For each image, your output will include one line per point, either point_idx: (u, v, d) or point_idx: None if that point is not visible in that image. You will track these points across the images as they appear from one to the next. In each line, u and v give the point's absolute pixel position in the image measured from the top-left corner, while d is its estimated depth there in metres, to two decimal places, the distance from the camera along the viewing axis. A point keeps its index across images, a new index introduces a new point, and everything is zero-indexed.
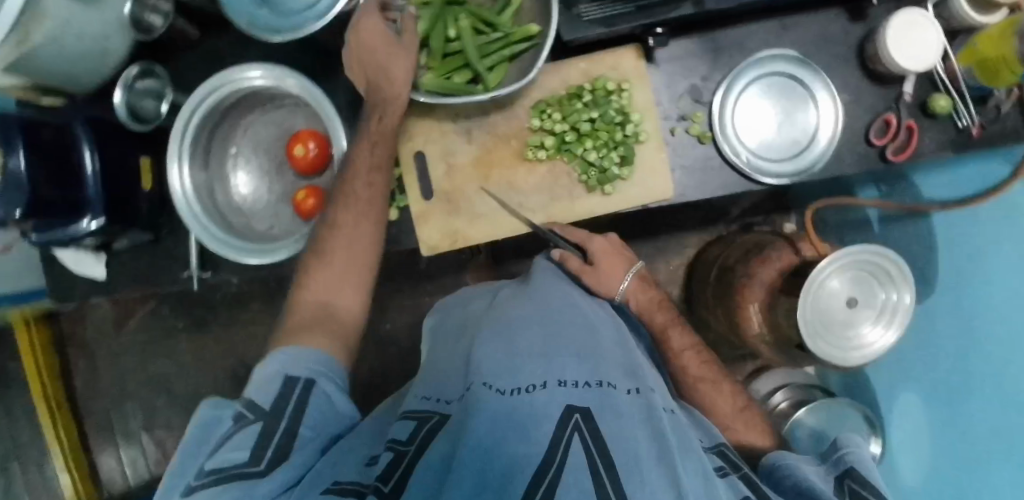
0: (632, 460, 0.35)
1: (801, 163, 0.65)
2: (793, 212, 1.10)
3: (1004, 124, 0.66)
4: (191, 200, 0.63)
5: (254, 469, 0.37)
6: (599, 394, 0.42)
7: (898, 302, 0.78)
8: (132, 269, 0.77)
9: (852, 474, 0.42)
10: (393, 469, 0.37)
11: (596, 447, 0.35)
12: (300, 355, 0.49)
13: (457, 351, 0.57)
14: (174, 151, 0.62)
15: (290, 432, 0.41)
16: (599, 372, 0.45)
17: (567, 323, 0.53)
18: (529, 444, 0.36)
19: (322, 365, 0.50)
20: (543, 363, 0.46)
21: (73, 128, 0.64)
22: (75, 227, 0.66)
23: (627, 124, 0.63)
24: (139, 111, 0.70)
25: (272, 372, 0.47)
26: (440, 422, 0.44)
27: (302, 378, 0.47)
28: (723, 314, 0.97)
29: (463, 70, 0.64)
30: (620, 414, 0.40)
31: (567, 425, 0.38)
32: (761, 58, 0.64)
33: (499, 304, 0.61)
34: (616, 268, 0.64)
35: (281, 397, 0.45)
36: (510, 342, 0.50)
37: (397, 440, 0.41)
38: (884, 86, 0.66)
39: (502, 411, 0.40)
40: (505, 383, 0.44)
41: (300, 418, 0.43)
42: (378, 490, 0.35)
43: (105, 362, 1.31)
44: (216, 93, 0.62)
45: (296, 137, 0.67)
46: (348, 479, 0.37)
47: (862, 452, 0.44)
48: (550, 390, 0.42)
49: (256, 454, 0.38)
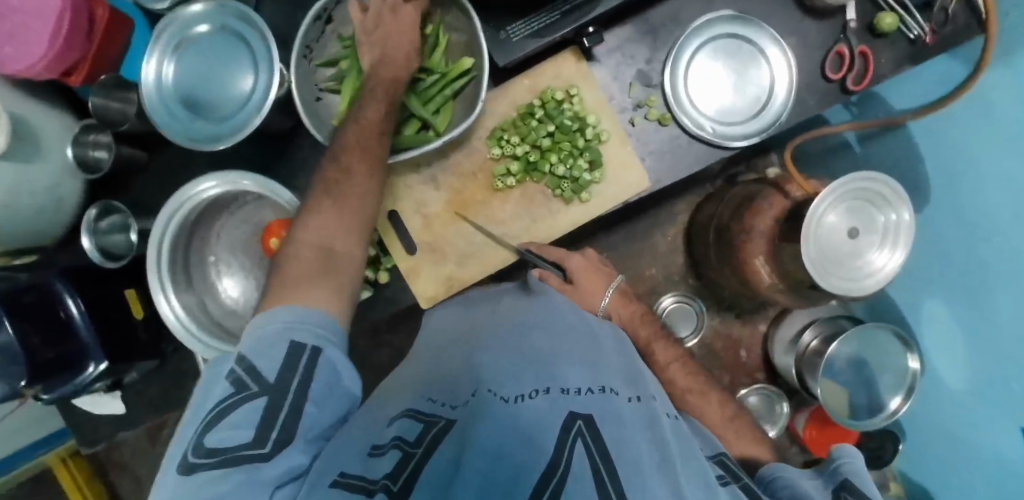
0: (636, 467, 0.33)
1: (766, 119, 0.64)
2: (774, 152, 1.09)
3: (956, 26, 0.65)
4: (189, 324, 0.63)
5: (258, 454, 0.35)
6: (602, 401, 0.41)
7: (899, 222, 0.77)
8: (149, 396, 0.77)
9: (848, 487, 0.39)
10: (402, 467, 0.34)
11: (600, 453, 0.34)
12: (308, 317, 0.45)
13: (451, 353, 0.54)
14: (155, 284, 0.62)
15: (296, 410, 0.38)
16: (600, 380, 0.44)
17: (571, 335, 0.52)
18: (532, 449, 0.34)
19: (328, 329, 0.46)
20: (544, 368, 0.45)
21: (51, 284, 0.63)
22: (82, 377, 0.65)
23: (586, 129, 0.62)
24: (111, 250, 0.69)
25: (274, 329, 0.43)
26: (447, 426, 0.40)
27: (307, 347, 0.43)
28: (732, 272, 0.97)
29: (411, 120, 0.63)
30: (621, 421, 0.38)
31: (570, 430, 0.36)
32: (698, 25, 0.64)
33: (496, 309, 0.60)
34: (598, 281, 0.65)
35: (287, 365, 0.41)
36: (510, 353, 0.48)
37: (405, 439, 0.38)
38: (828, 19, 0.65)
39: (509, 416, 0.38)
40: (507, 389, 0.42)
41: (307, 395, 0.39)
42: (387, 488, 0.32)
43: (150, 475, 1.32)
44: (180, 212, 0.62)
45: (268, 231, 0.65)
46: (354, 473, 0.34)
47: (859, 462, 0.41)
48: (552, 396, 0.40)
49: (260, 436, 0.36)
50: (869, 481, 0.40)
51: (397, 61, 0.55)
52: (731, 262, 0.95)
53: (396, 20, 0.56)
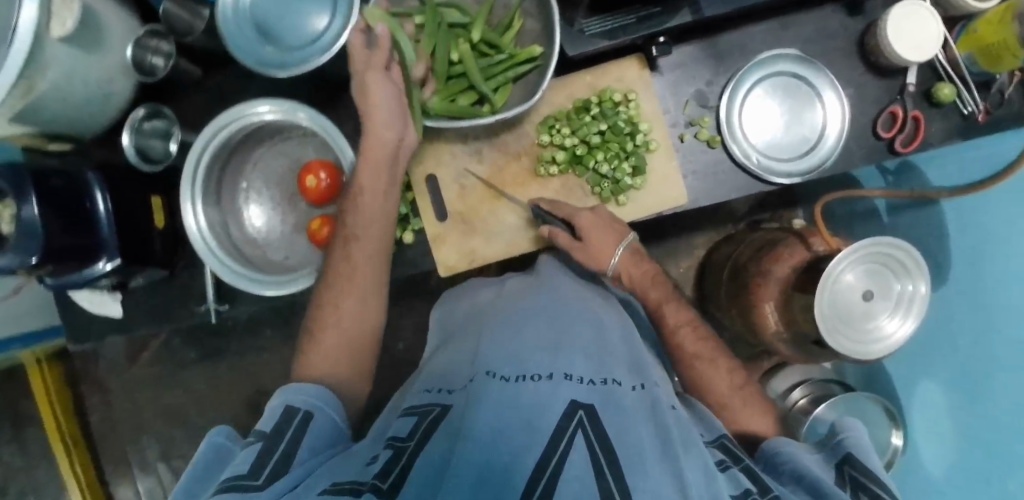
0: (636, 459, 0.36)
1: (813, 161, 0.65)
2: (801, 207, 1.10)
3: (1010, 107, 0.67)
4: (207, 237, 0.63)
5: (252, 482, 0.36)
6: (604, 391, 0.43)
7: (915, 292, 0.78)
8: (148, 306, 0.77)
9: (851, 462, 0.47)
10: (391, 466, 0.37)
11: (599, 446, 0.36)
12: (300, 390, 0.50)
13: (460, 349, 0.59)
14: (187, 192, 0.62)
15: (289, 452, 0.41)
16: (604, 371, 0.47)
17: (575, 324, 0.56)
18: (529, 439, 0.36)
19: (321, 399, 0.50)
20: (548, 355, 0.47)
21: (84, 174, 0.63)
22: (91, 270, 0.65)
23: (637, 135, 0.63)
24: (148, 152, 0.70)
25: (275, 404, 0.48)
26: (441, 413, 0.45)
27: (301, 410, 0.47)
28: (738, 313, 0.97)
29: (468, 91, 0.64)
30: (623, 412, 0.41)
31: (570, 420, 0.38)
32: (763, 59, 0.65)
33: (504, 302, 0.65)
34: (610, 238, 0.60)
35: (281, 422, 0.45)
36: (513, 340, 0.51)
37: (397, 437, 0.43)
38: (888, 78, 0.66)
39: (507, 400, 0.40)
40: (509, 372, 0.45)
41: (299, 440, 0.43)
42: (376, 488, 0.35)
43: (119, 396, 1.32)
44: (225, 129, 0.62)
45: (307, 168, 0.67)
46: (347, 479, 0.37)
47: (859, 438, 0.49)
48: (555, 381, 0.43)
49: (255, 468, 0.38)
50: (870, 454, 0.48)
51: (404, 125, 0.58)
52: (740, 302, 0.95)
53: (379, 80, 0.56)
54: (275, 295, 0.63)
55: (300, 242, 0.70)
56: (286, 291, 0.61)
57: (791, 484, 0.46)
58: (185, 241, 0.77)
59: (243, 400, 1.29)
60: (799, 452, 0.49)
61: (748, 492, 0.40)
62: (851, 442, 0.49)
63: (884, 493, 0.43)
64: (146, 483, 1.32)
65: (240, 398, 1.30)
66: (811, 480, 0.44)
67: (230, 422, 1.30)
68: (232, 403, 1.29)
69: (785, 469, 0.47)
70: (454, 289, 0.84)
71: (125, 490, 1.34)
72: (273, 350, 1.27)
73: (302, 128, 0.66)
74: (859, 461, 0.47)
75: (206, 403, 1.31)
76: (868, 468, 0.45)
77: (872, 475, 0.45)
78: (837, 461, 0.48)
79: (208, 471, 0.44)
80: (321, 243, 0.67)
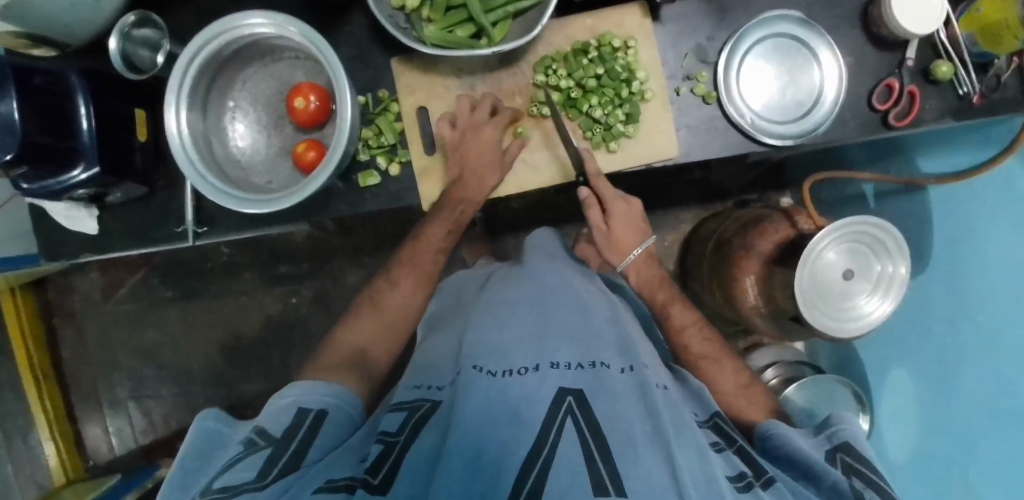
0: (626, 442, 0.41)
1: (807, 124, 0.64)
2: (789, 189, 1.16)
3: (1004, 93, 0.64)
4: (189, 147, 0.61)
5: (258, 483, 0.42)
6: (592, 376, 0.48)
7: (893, 273, 0.74)
8: (125, 224, 0.75)
9: (845, 447, 0.51)
10: (381, 463, 0.43)
11: (589, 428, 0.41)
12: (310, 390, 0.57)
13: (448, 343, 0.64)
14: (172, 100, 0.60)
15: (297, 452, 0.48)
16: (591, 355, 0.52)
17: (561, 305, 0.61)
18: (517, 433, 0.41)
19: (330, 396, 0.58)
20: (536, 345, 0.52)
21: (66, 77, 0.60)
22: (67, 177, 0.62)
23: (633, 81, 0.64)
24: (135, 62, 0.68)
25: (287, 402, 0.55)
26: (431, 409, 0.51)
27: (313, 411, 0.55)
28: (718, 287, 0.97)
29: (467, 24, 0.63)
30: (611, 392, 0.47)
31: (561, 407, 0.43)
32: (764, 19, 0.64)
33: (489, 289, 0.71)
34: (635, 234, 0.74)
35: (291, 426, 0.52)
36: (499, 330, 0.55)
37: (387, 432, 0.47)
38: (887, 51, 0.65)
39: (492, 393, 0.45)
40: (495, 365, 0.49)
41: (308, 444, 0.50)
42: (368, 483, 0.40)
43: (94, 331, 1.30)
44: (220, 38, 0.60)
45: (296, 90, 0.66)
46: (340, 478, 0.42)
47: (854, 427, 0.53)
48: (541, 371, 0.48)
49: (261, 473, 0.44)
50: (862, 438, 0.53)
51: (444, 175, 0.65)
52: (722, 277, 0.95)
53: None
54: (256, 214, 0.60)
55: (285, 166, 0.70)
56: (267, 207, 0.58)
57: (787, 469, 0.51)
58: (168, 159, 0.74)
59: (219, 344, 1.28)
60: (791, 434, 0.54)
61: (743, 475, 0.45)
62: (842, 431, 0.53)
63: (877, 479, 0.47)
64: (116, 422, 1.31)
65: (216, 342, 1.29)
66: (805, 464, 0.49)
67: (203, 365, 1.29)
68: (208, 345, 1.28)
69: (779, 448, 0.53)
70: (445, 279, 0.85)
71: (93, 428, 1.32)
72: (252, 294, 1.27)
73: (296, 47, 0.66)
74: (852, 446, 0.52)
75: (182, 345, 1.30)
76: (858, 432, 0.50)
77: (865, 461, 0.49)
78: (831, 446, 0.52)
79: (204, 457, 0.48)
80: (306, 166, 0.66)
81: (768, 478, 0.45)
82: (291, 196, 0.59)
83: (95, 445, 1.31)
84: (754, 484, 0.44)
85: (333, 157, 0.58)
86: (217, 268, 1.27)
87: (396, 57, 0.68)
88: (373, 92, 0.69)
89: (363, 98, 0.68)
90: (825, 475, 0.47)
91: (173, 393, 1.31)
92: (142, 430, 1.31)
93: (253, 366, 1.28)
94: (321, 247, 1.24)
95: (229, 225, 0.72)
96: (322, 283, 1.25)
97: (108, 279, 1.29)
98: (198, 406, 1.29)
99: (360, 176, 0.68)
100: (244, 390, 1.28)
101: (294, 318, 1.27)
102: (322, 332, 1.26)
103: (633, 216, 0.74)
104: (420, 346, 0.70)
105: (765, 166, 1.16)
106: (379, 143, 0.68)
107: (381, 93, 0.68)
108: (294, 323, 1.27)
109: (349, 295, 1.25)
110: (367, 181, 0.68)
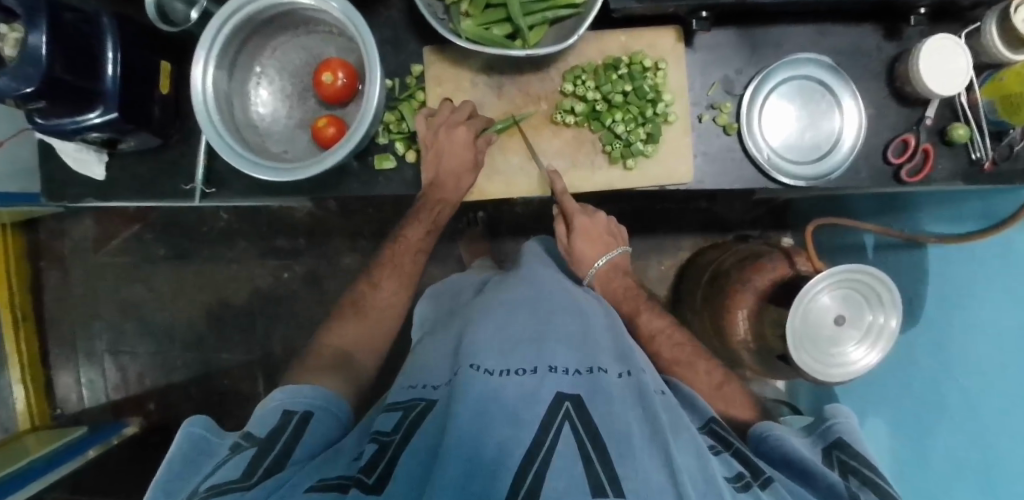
0: (625, 445, 0.41)
1: (822, 168, 0.65)
2: (790, 230, 1.17)
3: (1016, 163, 0.66)
4: (211, 106, 0.61)
5: (244, 484, 0.42)
6: (590, 381, 0.49)
7: (884, 326, 0.75)
8: (133, 175, 0.74)
9: (840, 446, 0.54)
10: (375, 463, 0.43)
11: (586, 433, 0.42)
12: (295, 393, 0.57)
13: (445, 342, 0.64)
14: (201, 55, 0.60)
15: (284, 451, 0.49)
16: (589, 360, 0.52)
17: (561, 310, 0.61)
18: (513, 435, 0.41)
19: (315, 397, 0.58)
20: (535, 348, 0.53)
21: (97, 17, 0.59)
22: (83, 118, 0.61)
23: (659, 103, 0.65)
24: (168, 13, 0.67)
25: (273, 406, 0.56)
26: (427, 407, 0.51)
27: (299, 411, 0.55)
28: (709, 317, 0.98)
29: (504, 23, 0.64)
30: (609, 396, 0.47)
31: (558, 412, 0.44)
32: (794, 60, 0.65)
33: (489, 290, 0.71)
34: (598, 246, 0.74)
35: (277, 427, 0.52)
36: (497, 332, 0.56)
37: (382, 431, 0.48)
38: (909, 106, 0.67)
39: (488, 396, 0.45)
40: (492, 368, 0.50)
41: (293, 446, 0.50)
42: (361, 482, 0.41)
43: (80, 279, 1.29)
44: (254, 4, 0.60)
45: (325, 64, 0.66)
46: (331, 477, 0.43)
47: (847, 422, 0.56)
48: (540, 374, 0.48)
49: (246, 472, 0.44)
50: (855, 435, 0.55)
51: (464, 177, 0.66)
52: (715, 306, 0.95)
53: (452, 141, 0.64)
54: (270, 182, 0.60)
55: (303, 138, 0.70)
56: (283, 177, 0.58)
57: (782, 469, 0.52)
58: (186, 117, 0.74)
59: (205, 308, 1.27)
60: (786, 435, 0.55)
61: (740, 475, 0.46)
62: (840, 426, 0.56)
63: (873, 474, 0.49)
64: (89, 373, 1.29)
65: (201, 306, 1.27)
66: (801, 467, 0.50)
67: (186, 327, 1.28)
68: (193, 307, 1.27)
69: (775, 452, 0.54)
70: (438, 284, 0.86)
71: (65, 376, 1.30)
72: (245, 263, 1.26)
73: (331, 22, 0.66)
74: (847, 443, 0.54)
75: (167, 304, 1.28)
76: (855, 451, 0.52)
77: (859, 457, 0.52)
78: (827, 444, 0.55)
79: (189, 460, 0.49)
80: (325, 141, 0.66)
81: (766, 478, 0.46)
82: (310, 170, 0.59)
83: (64, 394, 1.28)
84: (753, 484, 0.45)
85: (354, 137, 0.59)
86: (214, 232, 1.26)
87: (429, 46, 0.68)
88: (401, 78, 0.70)
89: (390, 81, 0.69)
90: (820, 475, 0.48)
91: (151, 352, 1.29)
92: (114, 385, 1.29)
93: (235, 334, 1.27)
94: (320, 225, 1.24)
95: (237, 192, 0.72)
96: (317, 261, 1.25)
97: (102, 228, 1.28)
98: (174, 368, 1.28)
99: (376, 158, 0.68)
100: (224, 357, 1.27)
101: (283, 293, 1.26)
102: (309, 310, 1.25)
103: (598, 228, 0.74)
104: (415, 348, 0.71)
105: (769, 205, 1.17)
106: (399, 129, 0.68)
107: (409, 79, 0.69)
108: (284, 297, 1.26)
109: (342, 276, 1.25)
110: (382, 164, 0.68)
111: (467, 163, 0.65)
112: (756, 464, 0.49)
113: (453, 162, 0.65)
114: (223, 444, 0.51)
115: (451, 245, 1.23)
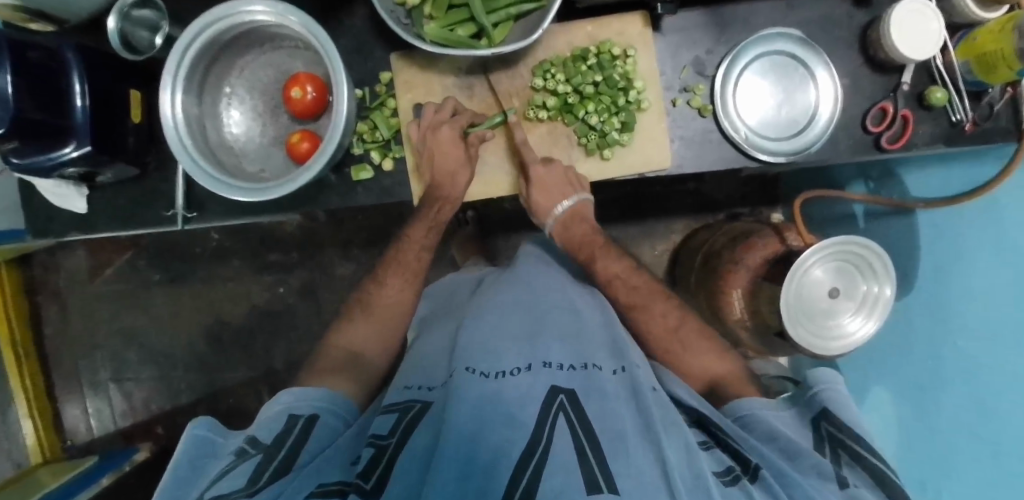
0: (618, 440, 0.41)
1: (800, 143, 0.65)
2: (780, 204, 1.17)
3: (997, 122, 0.65)
4: (181, 131, 0.61)
5: (251, 488, 0.42)
6: (585, 376, 0.50)
7: (878, 296, 0.74)
8: (114, 205, 0.74)
9: (827, 417, 0.53)
10: (373, 467, 0.43)
11: (580, 425, 0.43)
12: (304, 395, 0.58)
13: (439, 346, 0.64)
14: (168, 82, 0.60)
15: (290, 455, 0.48)
16: (584, 357, 0.53)
17: (553, 309, 0.62)
18: (509, 432, 0.41)
19: (326, 399, 0.58)
20: (529, 346, 0.53)
21: (63, 53, 0.59)
22: (58, 153, 0.61)
23: (630, 91, 0.64)
24: (133, 41, 0.69)
25: (279, 409, 0.55)
26: (423, 410, 0.51)
27: (303, 416, 0.55)
28: (705, 298, 0.97)
29: (468, 23, 0.63)
30: (603, 393, 0.48)
31: (553, 405, 0.45)
32: (763, 36, 0.65)
33: (482, 289, 0.72)
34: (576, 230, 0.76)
35: (283, 431, 0.52)
36: (492, 331, 0.56)
37: (378, 435, 0.48)
38: (884, 74, 0.66)
39: (485, 395, 0.45)
40: (487, 367, 0.50)
41: (299, 449, 0.50)
42: (360, 489, 0.41)
43: (78, 309, 1.29)
44: (216, 25, 0.60)
45: (293, 79, 0.66)
46: (331, 481, 0.43)
47: (832, 389, 0.55)
48: (534, 371, 0.49)
49: (253, 478, 0.44)
50: (842, 402, 0.55)
51: (459, 175, 0.66)
52: (708, 287, 0.94)
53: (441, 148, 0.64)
54: (245, 200, 0.60)
55: (278, 155, 0.70)
56: (257, 195, 0.58)
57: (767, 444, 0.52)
58: (160, 143, 0.74)
59: (204, 329, 1.28)
60: (774, 413, 0.55)
61: (729, 469, 0.46)
62: (826, 395, 0.55)
63: (861, 448, 0.49)
64: (95, 402, 1.30)
65: (200, 327, 1.28)
66: (786, 443, 0.50)
67: (187, 349, 1.28)
68: (192, 329, 1.28)
69: (762, 427, 0.53)
70: (434, 284, 0.86)
71: (72, 407, 1.30)
72: (240, 281, 1.26)
73: (295, 36, 0.66)
74: (835, 413, 0.53)
75: (166, 328, 1.29)
76: (843, 423, 0.52)
77: (848, 430, 0.51)
78: (814, 415, 0.55)
79: (193, 462, 0.48)
80: (299, 156, 0.66)
81: (755, 468, 0.46)
82: (281, 186, 0.58)
83: (73, 425, 1.29)
84: (741, 476, 0.45)
85: (326, 150, 0.58)
86: (207, 253, 1.26)
87: (395, 52, 0.68)
88: (370, 86, 0.69)
89: (360, 91, 0.68)
90: (806, 453, 0.48)
91: (154, 376, 1.30)
92: (121, 412, 1.30)
93: (236, 352, 1.27)
94: (311, 237, 1.24)
95: (218, 213, 0.72)
96: (311, 272, 1.25)
97: (95, 257, 1.28)
98: (179, 391, 1.28)
99: (353, 169, 0.68)
100: (227, 376, 1.27)
101: (281, 307, 1.26)
102: (308, 323, 1.26)
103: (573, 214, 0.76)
104: (411, 350, 0.71)
105: (757, 180, 1.17)
106: (373, 138, 0.68)
107: (378, 86, 0.68)
108: (281, 311, 1.27)
109: (338, 286, 1.25)
110: (359, 175, 0.68)
111: (452, 167, 0.66)
112: (744, 451, 0.49)
113: (447, 164, 0.65)
114: (226, 445, 0.51)
115: (443, 246, 1.22)
